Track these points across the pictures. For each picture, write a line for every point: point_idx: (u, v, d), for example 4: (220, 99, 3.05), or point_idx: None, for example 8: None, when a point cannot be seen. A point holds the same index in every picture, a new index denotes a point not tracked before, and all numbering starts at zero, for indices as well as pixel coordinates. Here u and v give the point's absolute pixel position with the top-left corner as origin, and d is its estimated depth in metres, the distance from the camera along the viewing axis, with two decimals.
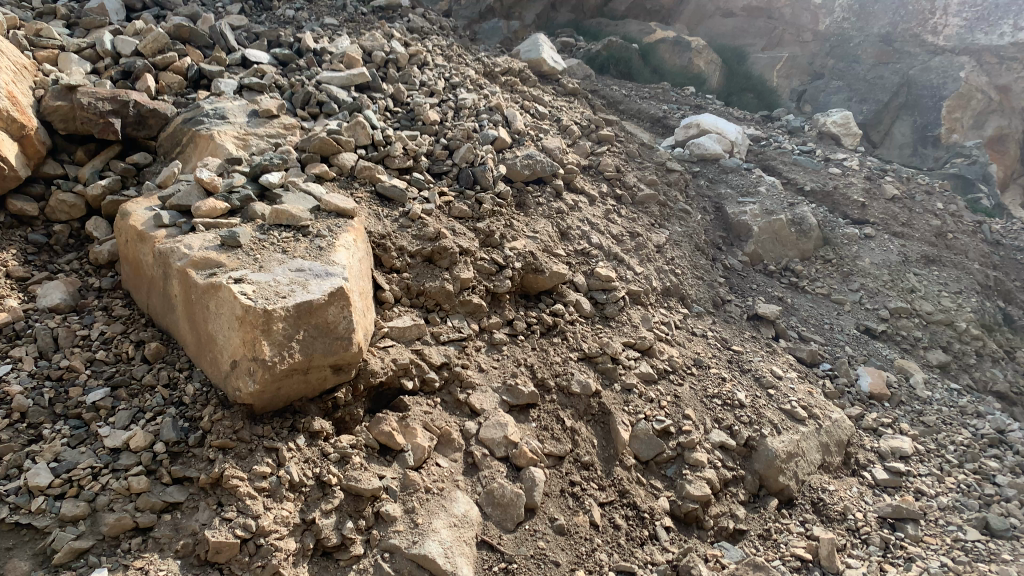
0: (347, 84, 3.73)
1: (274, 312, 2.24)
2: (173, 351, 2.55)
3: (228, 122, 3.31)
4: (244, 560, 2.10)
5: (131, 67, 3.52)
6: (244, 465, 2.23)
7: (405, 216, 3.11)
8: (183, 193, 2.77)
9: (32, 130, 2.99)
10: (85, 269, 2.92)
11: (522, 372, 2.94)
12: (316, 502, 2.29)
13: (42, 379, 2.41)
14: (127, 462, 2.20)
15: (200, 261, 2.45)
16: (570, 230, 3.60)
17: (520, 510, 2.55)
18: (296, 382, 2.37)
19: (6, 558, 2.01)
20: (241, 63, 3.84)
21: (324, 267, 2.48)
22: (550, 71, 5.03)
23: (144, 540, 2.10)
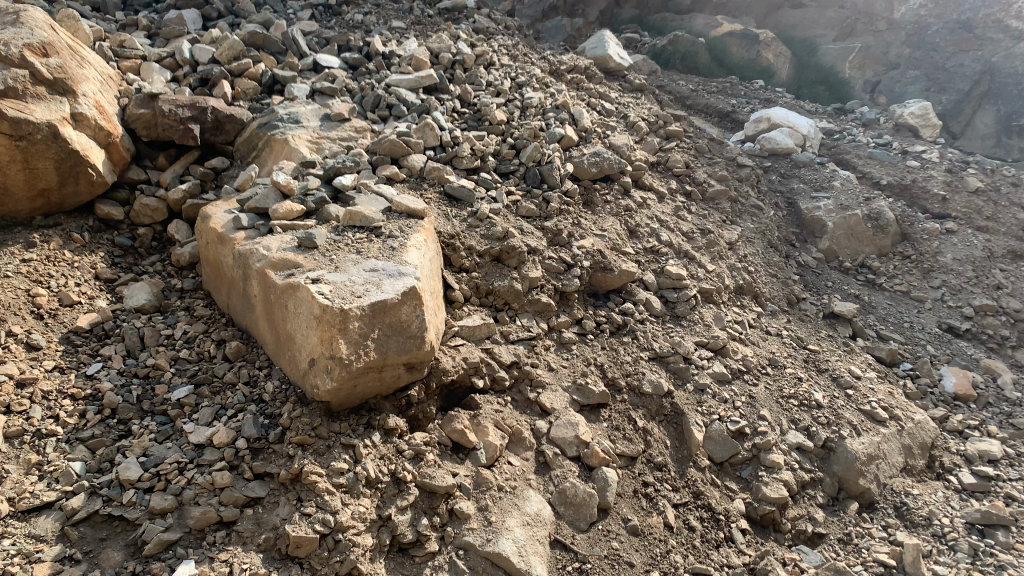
0: (416, 86, 3.77)
1: (349, 312, 2.29)
2: (253, 349, 2.63)
3: (302, 126, 3.38)
4: (323, 554, 2.14)
5: (209, 75, 3.63)
6: (322, 461, 2.27)
7: (473, 216, 3.12)
8: (260, 196, 2.85)
9: (117, 137, 3.12)
10: (168, 270, 3.03)
11: (592, 371, 2.92)
12: (392, 498, 2.31)
13: (130, 377, 2.52)
14: (211, 457, 2.27)
15: (278, 262, 2.52)
16: (639, 228, 3.56)
17: (593, 510, 2.54)
18: (371, 380, 2.41)
19: (100, 548, 2.10)
20: (313, 68, 3.94)
21: (396, 267, 2.51)
22: (617, 67, 4.99)
23: (228, 534, 2.16)
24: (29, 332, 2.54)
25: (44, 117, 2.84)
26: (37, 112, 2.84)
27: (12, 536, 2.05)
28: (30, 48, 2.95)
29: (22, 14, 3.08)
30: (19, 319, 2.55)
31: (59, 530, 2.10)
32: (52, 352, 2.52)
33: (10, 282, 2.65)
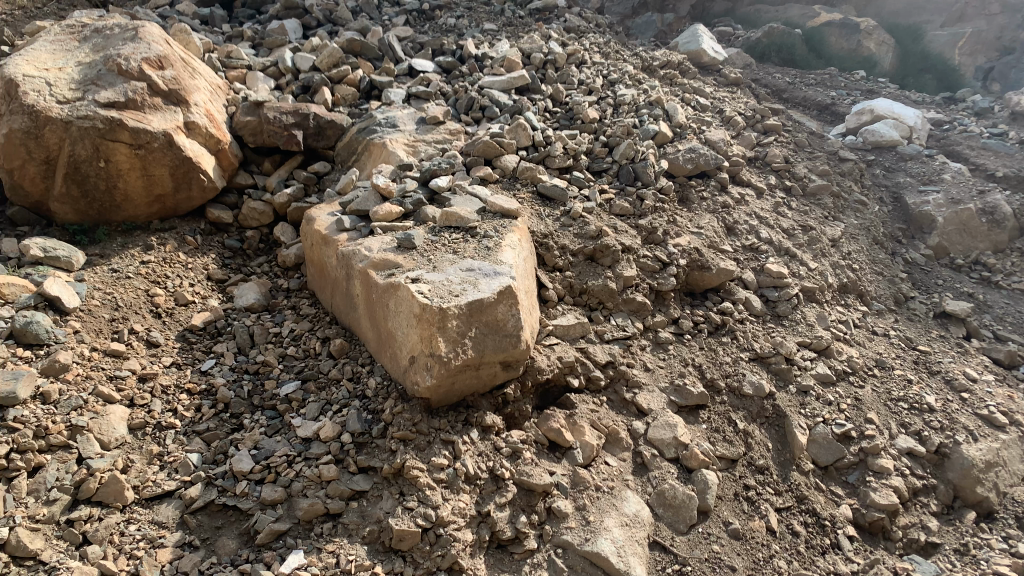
0: (508, 87, 3.80)
1: (448, 311, 2.33)
2: (356, 347, 2.70)
3: (399, 130, 3.46)
4: (425, 548, 2.18)
5: (310, 82, 3.76)
6: (423, 456, 2.32)
7: (567, 215, 3.13)
8: (361, 199, 2.94)
9: (226, 144, 3.28)
10: (275, 270, 3.15)
11: (690, 372, 2.88)
12: (491, 495, 2.34)
13: (241, 372, 2.65)
14: (318, 451, 2.35)
15: (379, 262, 2.59)
16: (737, 225, 3.48)
17: (693, 512, 2.50)
18: (469, 378, 2.44)
19: (216, 536, 2.20)
20: (408, 73, 4.02)
21: (492, 267, 2.54)
22: (711, 61, 4.88)
23: (334, 525, 2.23)
24: (150, 329, 2.69)
25: (160, 127, 3.01)
26: (155, 122, 3.01)
27: (137, 521, 2.17)
28: (148, 62, 3.12)
29: (140, 29, 3.26)
30: (139, 317, 2.71)
31: (180, 517, 2.21)
32: (170, 349, 2.66)
33: (132, 282, 2.82)
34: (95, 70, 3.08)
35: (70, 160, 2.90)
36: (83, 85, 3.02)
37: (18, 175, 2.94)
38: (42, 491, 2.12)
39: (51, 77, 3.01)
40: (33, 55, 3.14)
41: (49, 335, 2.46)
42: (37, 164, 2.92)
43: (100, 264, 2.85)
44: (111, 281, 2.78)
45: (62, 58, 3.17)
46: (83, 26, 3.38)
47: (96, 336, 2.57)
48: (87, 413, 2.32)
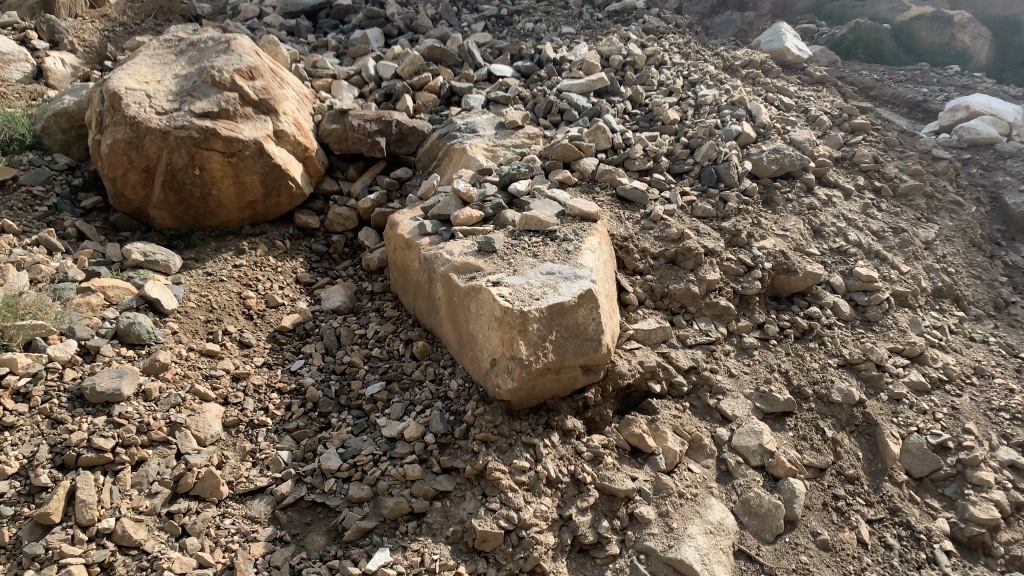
0: (587, 90, 3.79)
1: (529, 314, 2.34)
2: (438, 349, 2.73)
3: (478, 135, 3.50)
4: (508, 550, 2.19)
5: (392, 90, 3.86)
6: (505, 458, 2.33)
7: (647, 217, 3.11)
8: (443, 203, 2.98)
9: (313, 152, 3.39)
10: (360, 274, 3.22)
11: (776, 378, 2.82)
12: (573, 499, 2.33)
13: (329, 372, 2.73)
14: (402, 450, 2.39)
15: (461, 266, 2.62)
16: (824, 227, 3.38)
17: (779, 522, 2.44)
18: (550, 381, 2.44)
19: (306, 532, 2.26)
20: (487, 79, 4.05)
21: (573, 270, 2.54)
22: (795, 59, 4.75)
23: (419, 524, 2.26)
24: (242, 330, 2.80)
25: (251, 135, 3.12)
26: (246, 131, 3.13)
27: (232, 516, 2.25)
28: (239, 73, 3.24)
29: (232, 41, 3.39)
30: (233, 319, 2.82)
31: (271, 513, 2.28)
32: (262, 349, 2.77)
33: (225, 285, 2.94)
34: (191, 82, 3.21)
35: (168, 168, 3.05)
36: (180, 96, 3.16)
37: (121, 183, 3.10)
38: (145, 485, 2.23)
39: (151, 89, 3.16)
40: (134, 69, 3.30)
41: (150, 335, 2.58)
42: (139, 173, 3.07)
43: (195, 268, 2.99)
44: (205, 284, 2.91)
45: (160, 71, 3.33)
46: (180, 40, 3.54)
47: (193, 337, 2.69)
48: (185, 410, 2.43)
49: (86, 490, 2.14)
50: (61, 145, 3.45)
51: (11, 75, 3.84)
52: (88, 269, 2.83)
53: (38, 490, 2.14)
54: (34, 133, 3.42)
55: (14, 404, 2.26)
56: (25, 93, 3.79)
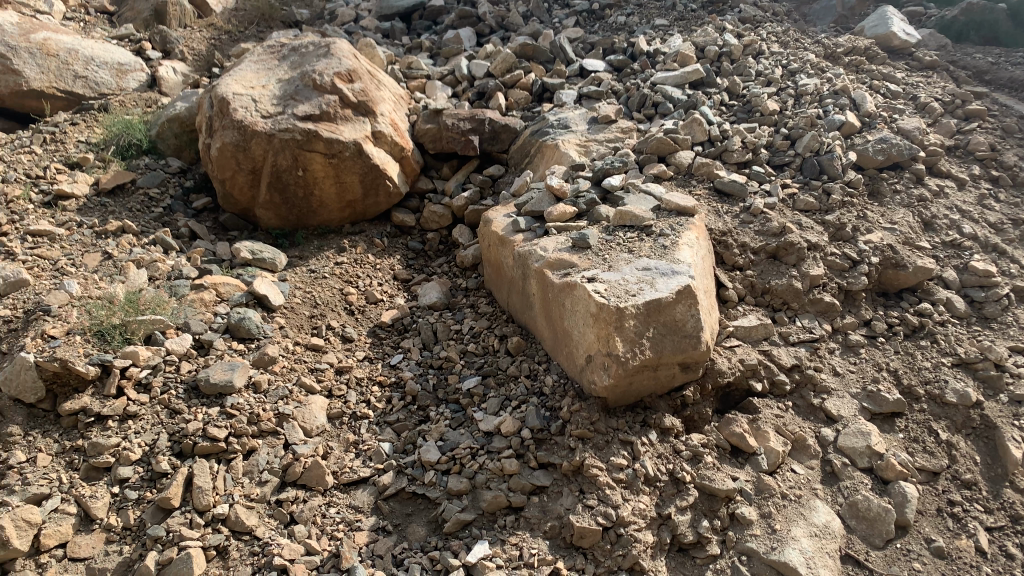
0: (682, 82, 3.74)
1: (625, 310, 2.32)
2: (532, 345, 2.74)
3: (571, 131, 3.49)
4: (607, 547, 2.19)
5: (485, 88, 3.90)
6: (602, 456, 2.32)
7: (747, 211, 3.03)
8: (536, 200, 2.99)
9: (409, 151, 3.46)
10: (454, 271, 3.25)
11: (885, 377, 2.70)
12: (672, 498, 2.30)
13: (427, 367, 2.78)
14: (499, 445, 2.41)
15: (555, 262, 2.62)
16: (935, 219, 3.22)
17: (890, 527, 2.34)
18: (647, 378, 2.41)
19: (407, 522, 2.32)
20: (579, 74, 4.03)
21: (670, 266, 2.50)
22: (902, 44, 4.53)
23: (517, 519, 2.28)
24: (344, 325, 2.90)
25: (351, 136, 3.21)
26: (346, 132, 3.22)
27: (337, 505, 2.32)
28: (339, 75, 3.34)
29: (332, 45, 3.49)
30: (335, 314, 2.92)
31: (374, 503, 2.34)
32: (362, 344, 2.85)
33: (327, 282, 3.04)
34: (293, 86, 3.33)
35: (273, 170, 3.17)
36: (284, 100, 3.28)
37: (230, 185, 3.25)
38: (255, 473, 2.32)
39: (257, 93, 3.29)
40: (240, 75, 3.45)
41: (259, 330, 2.70)
42: (246, 175, 3.21)
43: (300, 266, 3.11)
44: (309, 281, 3.02)
45: (264, 76, 3.46)
46: (282, 45, 3.67)
47: (298, 332, 2.80)
48: (292, 402, 2.52)
49: (202, 477, 2.25)
50: (174, 149, 3.63)
51: (128, 84, 4.08)
52: (201, 267, 2.98)
53: (159, 476, 2.26)
54: (149, 138, 3.62)
55: (136, 394, 2.40)
56: (141, 100, 4.01)
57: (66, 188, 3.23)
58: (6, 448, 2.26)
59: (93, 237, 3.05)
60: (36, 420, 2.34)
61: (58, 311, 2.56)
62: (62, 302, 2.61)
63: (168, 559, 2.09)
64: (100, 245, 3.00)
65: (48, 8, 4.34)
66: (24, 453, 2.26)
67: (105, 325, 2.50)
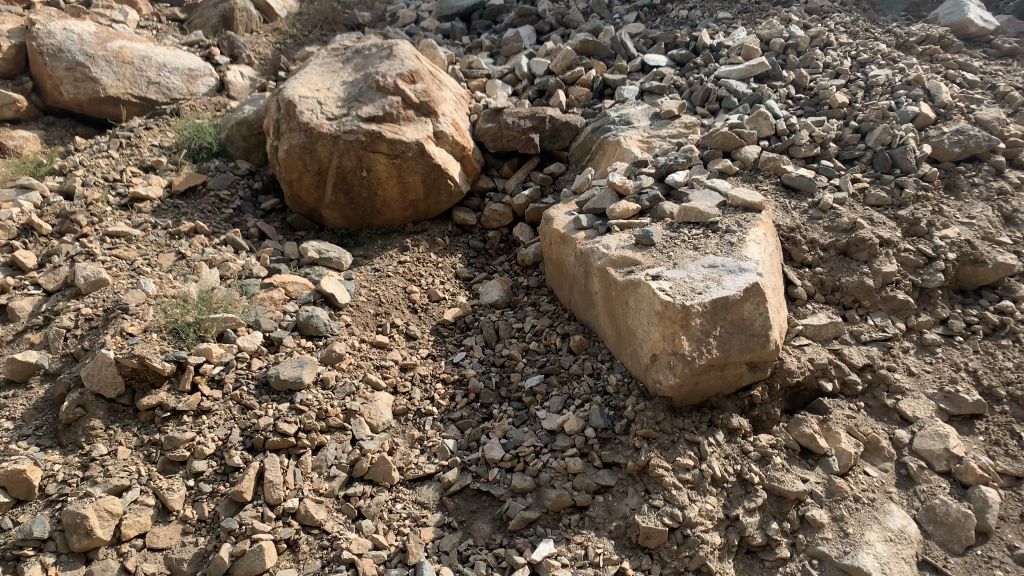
0: (747, 75, 3.68)
1: (692, 309, 2.29)
2: (596, 343, 2.72)
3: (633, 127, 3.45)
4: (673, 548, 2.16)
5: (545, 86, 3.90)
6: (668, 456, 2.30)
7: (815, 207, 2.96)
8: (598, 197, 2.97)
9: (470, 151, 3.48)
10: (515, 269, 3.25)
11: (963, 377, 2.60)
12: (739, 499, 2.27)
13: (489, 365, 2.79)
14: (563, 444, 2.41)
15: (618, 259, 2.60)
16: (1017, 213, 3.06)
17: (970, 533, 2.25)
18: (714, 378, 2.38)
19: (472, 519, 2.33)
20: (641, 69, 3.98)
21: (737, 263, 2.46)
22: (980, 32, 4.31)
23: (582, 518, 2.27)
24: (408, 323, 2.93)
25: (413, 136, 3.24)
26: (409, 132, 3.25)
27: (403, 500, 2.35)
28: (401, 77, 3.38)
29: (394, 47, 3.53)
30: (399, 312, 2.95)
31: (439, 499, 2.36)
32: (426, 342, 2.88)
33: (391, 281, 3.08)
34: (357, 88, 3.39)
35: (339, 171, 3.23)
36: (348, 102, 3.33)
37: (297, 186, 3.32)
38: (324, 468, 2.37)
39: (322, 96, 3.36)
40: (306, 78, 3.52)
41: (327, 328, 2.75)
42: (312, 176, 3.27)
43: (364, 265, 3.16)
44: (374, 280, 3.07)
45: (329, 79, 3.52)
46: (345, 48, 3.73)
47: (364, 329, 2.84)
48: (359, 398, 2.56)
49: (274, 471, 2.30)
50: (242, 152, 3.73)
51: (198, 89, 4.19)
52: (270, 267, 3.06)
53: (231, 470, 2.32)
54: (219, 141, 3.72)
55: (210, 390, 2.47)
56: (211, 105, 4.12)
57: (141, 190, 3.35)
58: (88, 441, 2.36)
59: (168, 238, 3.16)
60: (117, 414, 2.43)
61: (136, 309, 2.66)
62: (140, 301, 2.70)
63: (241, 551, 2.15)
64: (174, 245, 3.10)
65: (123, 18, 4.51)
66: (106, 446, 2.36)
67: (179, 322, 2.58)
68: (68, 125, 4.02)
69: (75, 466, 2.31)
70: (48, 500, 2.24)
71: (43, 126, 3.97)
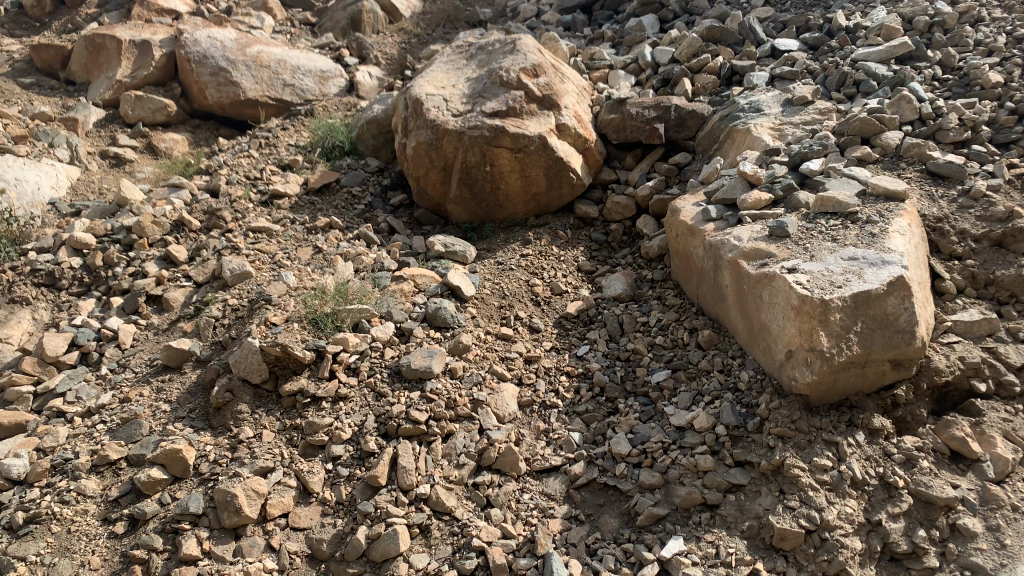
0: (886, 57, 3.48)
1: (830, 303, 2.20)
2: (725, 338, 2.65)
3: (764, 114, 3.34)
4: (810, 551, 2.10)
5: (669, 75, 3.82)
6: (804, 455, 2.22)
7: (966, 195, 2.76)
8: (728, 187, 2.89)
9: (593, 142, 3.46)
10: (639, 262, 3.20)
11: None
12: (882, 504, 2.17)
13: (614, 358, 2.77)
14: (692, 441, 2.37)
15: (751, 252, 2.52)
16: None
17: None
18: (854, 376, 2.27)
19: (599, 513, 2.32)
20: (771, 55, 3.84)
21: (879, 255, 2.33)
22: None
23: (713, 516, 2.22)
24: (531, 316, 2.95)
25: (537, 130, 3.26)
26: (532, 126, 3.27)
27: (530, 491, 2.37)
28: (525, 71, 3.41)
29: (517, 41, 3.56)
30: (522, 305, 2.98)
31: (566, 491, 2.37)
32: (550, 334, 2.88)
33: (515, 274, 3.11)
34: (481, 84, 3.44)
35: (464, 166, 3.29)
36: (473, 98, 3.39)
37: (424, 181, 3.40)
38: (454, 456, 2.42)
39: (447, 93, 3.43)
40: (432, 76, 3.60)
41: (454, 319, 2.80)
42: (438, 172, 3.35)
43: (489, 259, 3.22)
44: (498, 273, 3.12)
45: (454, 76, 3.59)
46: (469, 45, 3.79)
47: (489, 322, 2.89)
48: (486, 389, 2.60)
49: (406, 457, 2.37)
50: (372, 150, 3.83)
51: (330, 90, 4.35)
52: (399, 260, 3.15)
53: (367, 454, 2.41)
54: (350, 140, 3.86)
55: (346, 377, 2.58)
56: (342, 105, 4.27)
57: (280, 188, 3.53)
58: (236, 424, 2.52)
59: (305, 233, 3.32)
60: (261, 399, 2.58)
61: (279, 300, 2.82)
62: (282, 293, 2.87)
63: (377, 534, 2.22)
64: (311, 240, 3.25)
65: (260, 24, 4.75)
66: (252, 429, 2.50)
67: (319, 313, 2.71)
68: (213, 127, 4.29)
69: (224, 447, 2.47)
70: (201, 478, 2.40)
71: (191, 129, 4.24)
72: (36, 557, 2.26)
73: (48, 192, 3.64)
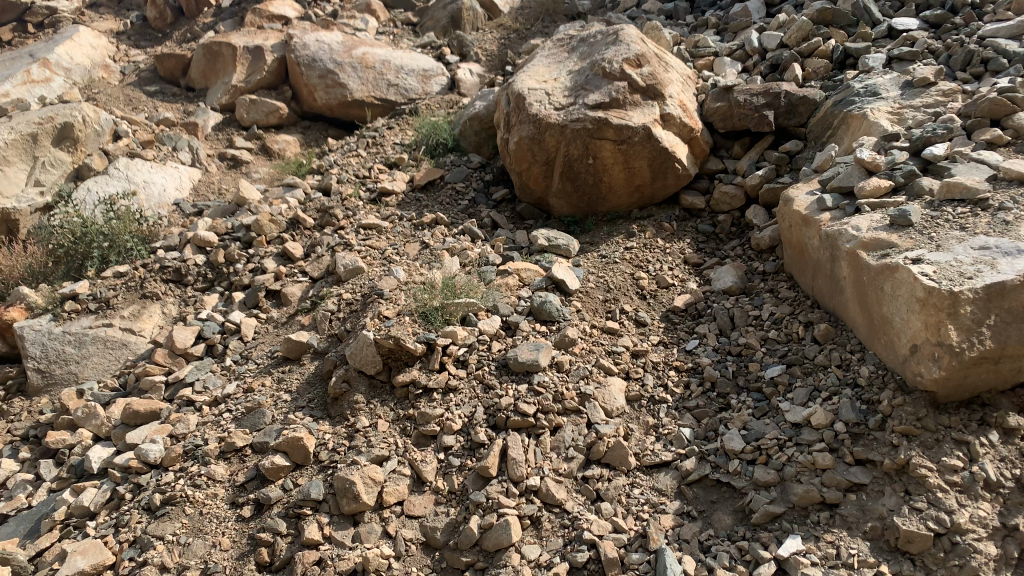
0: (1018, 33, 3.26)
1: (960, 295, 2.08)
2: (843, 332, 2.55)
3: (881, 98, 3.19)
4: (939, 555, 2.01)
5: (778, 60, 3.70)
6: (932, 455, 2.12)
7: None
8: (844, 175, 2.79)
9: (699, 132, 3.39)
10: (749, 254, 3.12)
11: None
12: (1019, 508, 2.03)
13: (725, 353, 2.71)
14: (810, 438, 2.30)
15: (870, 242, 2.41)
16: None
17: None
18: (986, 372, 2.14)
19: (712, 510, 2.28)
20: (888, 35, 3.66)
21: (1014, 244, 2.20)
22: None
23: (833, 515, 2.15)
24: (637, 309, 2.92)
25: (641, 121, 3.22)
26: (636, 117, 3.23)
27: (641, 486, 2.35)
28: (628, 61, 3.37)
29: (620, 32, 3.53)
30: (628, 298, 2.96)
31: (677, 487, 2.34)
32: (657, 328, 2.85)
33: (620, 268, 3.10)
34: (583, 76, 3.43)
35: (566, 159, 3.29)
36: (575, 91, 3.38)
37: (527, 176, 3.42)
38: (562, 449, 2.43)
39: (549, 87, 3.44)
40: (534, 71, 3.61)
41: (559, 313, 2.81)
42: (541, 166, 3.36)
43: (593, 252, 3.22)
44: (603, 266, 3.11)
45: (555, 70, 3.59)
46: (570, 37, 3.79)
47: (594, 316, 2.88)
48: (593, 382, 2.60)
49: (516, 449, 2.40)
50: (474, 146, 3.88)
51: (432, 88, 4.43)
52: (504, 254, 3.18)
53: (477, 445, 2.45)
54: (454, 137, 3.93)
55: (455, 369, 2.63)
56: (444, 102, 4.33)
57: (388, 186, 3.63)
58: (353, 413, 2.61)
59: (412, 229, 3.39)
60: (376, 390, 2.67)
61: (390, 294, 2.90)
62: (393, 287, 2.95)
63: (489, 524, 2.25)
64: (418, 236, 3.33)
65: (365, 26, 4.89)
66: (368, 419, 2.59)
67: (428, 307, 2.78)
68: (323, 128, 4.44)
69: (342, 436, 2.56)
70: (320, 466, 2.50)
71: (302, 129, 4.41)
72: (172, 536, 2.41)
73: (173, 193, 3.87)
